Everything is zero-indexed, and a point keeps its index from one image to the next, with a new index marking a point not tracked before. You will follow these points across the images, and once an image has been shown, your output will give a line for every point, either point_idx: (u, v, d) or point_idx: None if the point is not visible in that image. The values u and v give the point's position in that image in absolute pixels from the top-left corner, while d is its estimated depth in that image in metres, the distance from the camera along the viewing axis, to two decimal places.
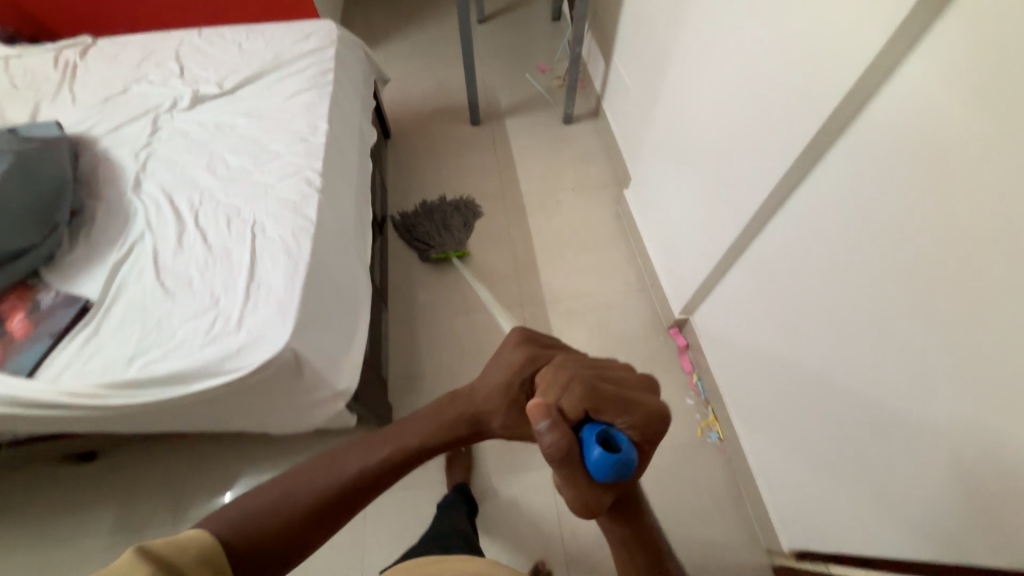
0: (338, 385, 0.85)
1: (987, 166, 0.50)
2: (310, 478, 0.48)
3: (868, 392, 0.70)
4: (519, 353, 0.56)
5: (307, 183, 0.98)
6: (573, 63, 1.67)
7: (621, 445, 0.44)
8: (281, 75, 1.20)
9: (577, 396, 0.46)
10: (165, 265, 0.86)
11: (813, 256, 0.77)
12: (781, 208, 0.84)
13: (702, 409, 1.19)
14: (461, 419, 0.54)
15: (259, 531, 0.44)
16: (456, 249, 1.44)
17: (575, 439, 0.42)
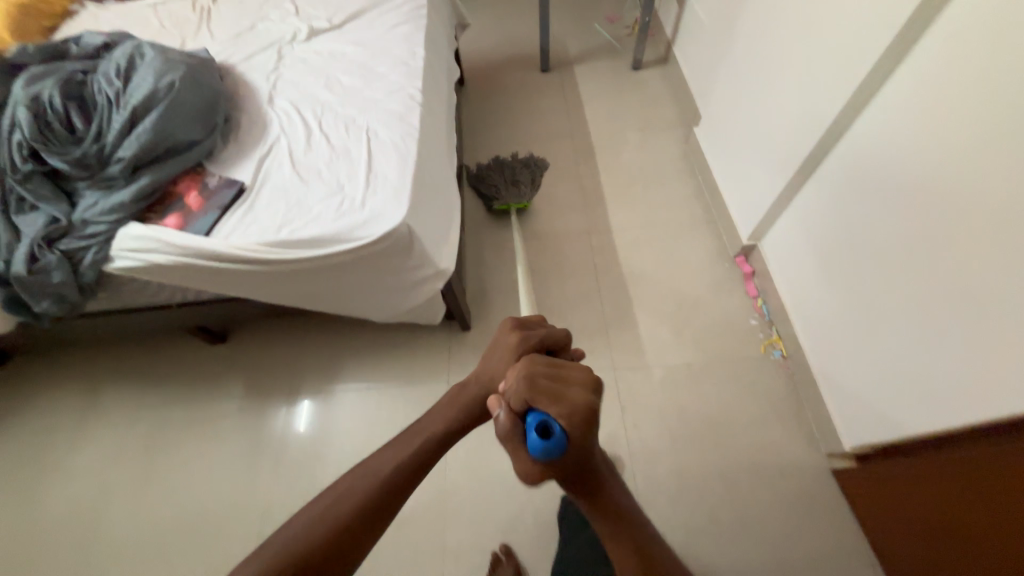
0: (438, 265, 0.98)
1: None
2: (347, 490, 0.48)
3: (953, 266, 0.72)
4: (513, 336, 0.61)
5: (410, 98, 1.10)
6: (647, 5, 1.69)
7: (554, 432, 0.43)
8: (381, 11, 1.32)
9: (520, 386, 0.46)
10: (299, 160, 1.01)
11: (900, 146, 0.80)
12: (867, 107, 0.86)
13: (766, 329, 1.23)
14: (476, 402, 0.58)
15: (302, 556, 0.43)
16: (517, 203, 1.45)
17: (518, 428, 0.45)
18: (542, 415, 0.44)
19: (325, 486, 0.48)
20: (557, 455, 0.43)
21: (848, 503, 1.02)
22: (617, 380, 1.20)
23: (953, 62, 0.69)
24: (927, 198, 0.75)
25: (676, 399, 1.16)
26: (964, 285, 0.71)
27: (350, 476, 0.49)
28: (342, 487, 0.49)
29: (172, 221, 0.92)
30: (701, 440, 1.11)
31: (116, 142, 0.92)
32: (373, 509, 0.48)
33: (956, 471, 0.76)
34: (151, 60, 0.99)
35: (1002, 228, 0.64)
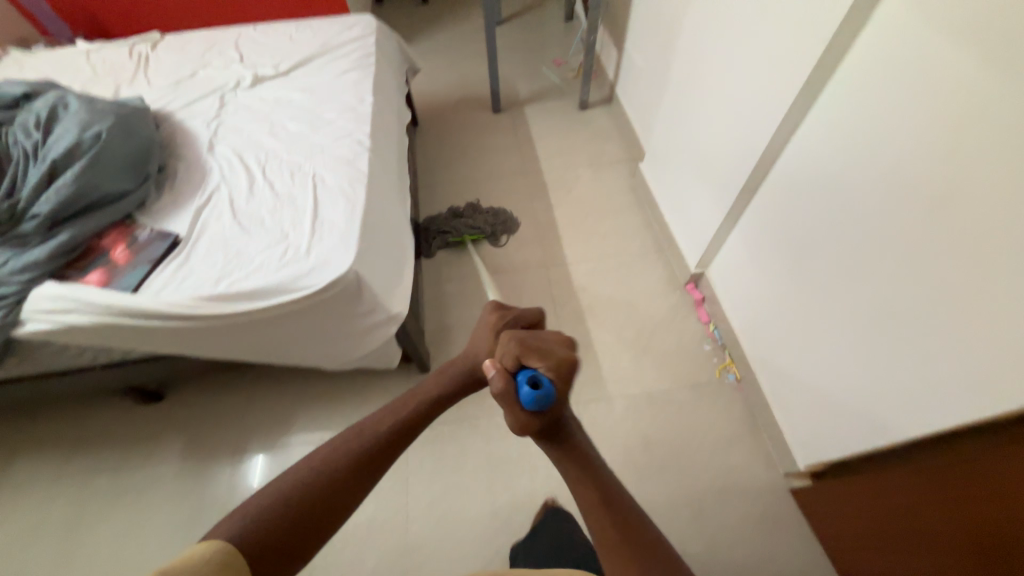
0: (390, 310, 0.96)
1: (954, 62, 0.60)
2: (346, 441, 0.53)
3: (873, 291, 0.78)
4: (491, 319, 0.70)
5: (358, 143, 1.10)
6: (588, 50, 1.79)
7: (544, 383, 0.55)
8: (329, 58, 1.34)
9: (511, 349, 0.58)
10: (240, 208, 0.98)
11: (817, 180, 0.86)
12: (785, 146, 0.94)
13: (719, 354, 1.26)
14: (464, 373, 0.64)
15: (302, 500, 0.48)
16: (471, 233, 1.51)
17: (510, 382, 0.55)
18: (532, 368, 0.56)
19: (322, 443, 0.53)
20: (545, 401, 0.53)
21: (807, 520, 1.04)
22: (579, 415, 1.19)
23: (850, 105, 0.76)
24: (847, 229, 0.81)
25: (639, 429, 1.16)
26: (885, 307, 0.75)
27: (345, 433, 0.54)
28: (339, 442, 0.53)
29: (94, 278, 0.86)
30: (666, 469, 1.11)
31: (31, 198, 0.86)
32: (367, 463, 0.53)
33: (896, 484, 0.80)
34: (76, 111, 0.94)
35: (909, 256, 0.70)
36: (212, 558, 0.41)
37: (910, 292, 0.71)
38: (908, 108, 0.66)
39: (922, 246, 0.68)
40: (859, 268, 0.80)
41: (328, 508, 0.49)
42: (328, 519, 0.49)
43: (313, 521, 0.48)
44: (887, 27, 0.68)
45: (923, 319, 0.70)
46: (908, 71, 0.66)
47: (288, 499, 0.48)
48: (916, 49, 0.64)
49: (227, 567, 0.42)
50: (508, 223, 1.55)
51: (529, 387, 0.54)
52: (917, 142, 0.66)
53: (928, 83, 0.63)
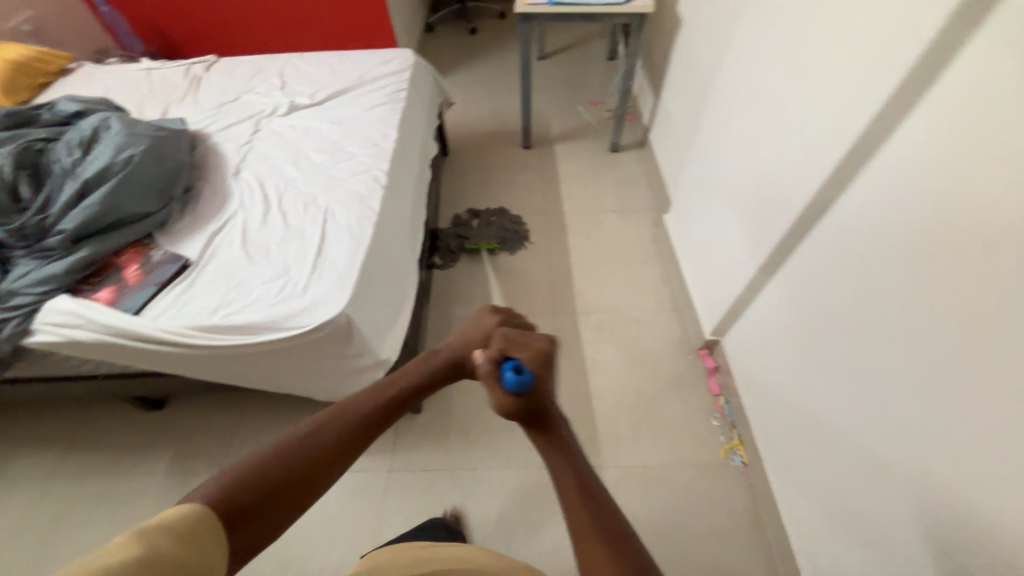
0: (380, 354, 0.95)
1: (1009, 176, 0.54)
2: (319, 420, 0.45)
3: (900, 406, 0.69)
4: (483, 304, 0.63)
5: (374, 180, 1.12)
6: (623, 95, 1.77)
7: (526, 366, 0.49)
8: (362, 91, 1.38)
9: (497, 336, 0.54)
10: (251, 237, 1.00)
11: (847, 268, 0.79)
12: (813, 227, 0.87)
13: (727, 432, 1.17)
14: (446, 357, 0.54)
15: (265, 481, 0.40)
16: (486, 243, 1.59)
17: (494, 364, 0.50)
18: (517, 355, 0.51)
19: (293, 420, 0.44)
20: (528, 386, 0.48)
21: None
22: None
23: (891, 195, 0.70)
24: (877, 329, 0.73)
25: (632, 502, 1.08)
26: (914, 425, 0.67)
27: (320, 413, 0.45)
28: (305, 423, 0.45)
29: (104, 295, 0.90)
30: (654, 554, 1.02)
31: (61, 214, 0.92)
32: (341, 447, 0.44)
33: None
34: (115, 133, 1.01)
35: (946, 376, 0.62)
36: (187, 518, 0.35)
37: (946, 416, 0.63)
38: (958, 213, 0.60)
39: (964, 369, 0.60)
40: (886, 375, 0.72)
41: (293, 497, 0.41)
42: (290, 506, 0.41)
43: (278, 502, 0.40)
44: (939, 122, 0.62)
45: (957, 450, 0.61)
46: (959, 175, 0.60)
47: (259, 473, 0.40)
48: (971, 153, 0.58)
49: (204, 524, 0.36)
50: (522, 236, 1.63)
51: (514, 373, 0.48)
52: (966, 254, 0.59)
53: (981, 191, 0.57)
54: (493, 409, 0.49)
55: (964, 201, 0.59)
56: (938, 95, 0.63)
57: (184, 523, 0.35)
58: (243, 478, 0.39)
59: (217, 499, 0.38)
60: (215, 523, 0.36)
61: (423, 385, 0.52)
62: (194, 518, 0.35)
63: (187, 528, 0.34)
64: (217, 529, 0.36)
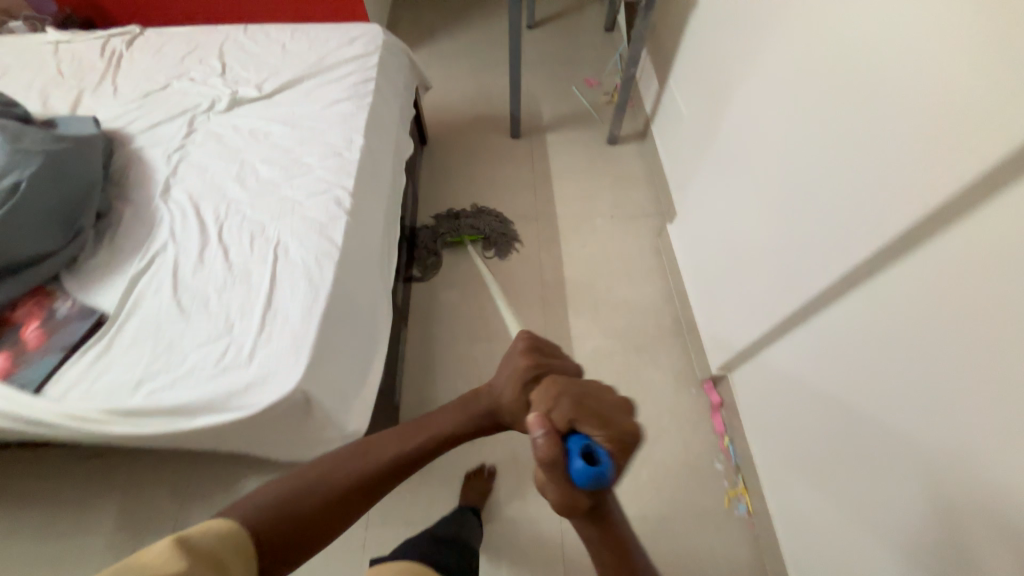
0: (346, 427, 0.80)
1: None
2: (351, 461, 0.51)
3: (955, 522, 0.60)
4: (525, 359, 0.56)
5: (335, 202, 0.93)
6: (625, 82, 1.56)
7: (601, 459, 0.42)
8: (321, 81, 1.16)
9: (565, 407, 0.46)
10: (184, 281, 0.82)
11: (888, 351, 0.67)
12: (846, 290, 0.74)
13: (731, 476, 1.09)
14: (482, 413, 0.58)
15: (304, 510, 0.47)
16: (469, 234, 1.46)
17: (560, 448, 0.42)
18: (588, 438, 0.44)
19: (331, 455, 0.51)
20: (602, 482, 0.41)
21: None
22: (563, 532, 1.07)
23: (964, 281, 0.56)
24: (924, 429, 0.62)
25: None
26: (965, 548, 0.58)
27: (357, 450, 0.52)
28: (336, 457, 0.52)
29: None
30: None
31: None
32: (368, 486, 0.51)
33: None
34: None
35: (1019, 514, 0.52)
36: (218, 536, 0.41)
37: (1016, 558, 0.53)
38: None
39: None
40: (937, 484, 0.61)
41: (327, 525, 0.48)
42: (324, 533, 0.48)
43: (314, 529, 0.47)
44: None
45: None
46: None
47: (302, 500, 0.47)
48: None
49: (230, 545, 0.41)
50: (507, 224, 1.50)
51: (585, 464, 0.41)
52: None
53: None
54: (554, 496, 0.43)
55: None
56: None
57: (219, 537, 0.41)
58: (288, 502, 0.46)
59: (248, 520, 0.44)
60: (237, 544, 0.41)
61: (457, 437, 0.58)
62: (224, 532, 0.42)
63: (215, 546, 0.40)
64: (243, 548, 0.42)
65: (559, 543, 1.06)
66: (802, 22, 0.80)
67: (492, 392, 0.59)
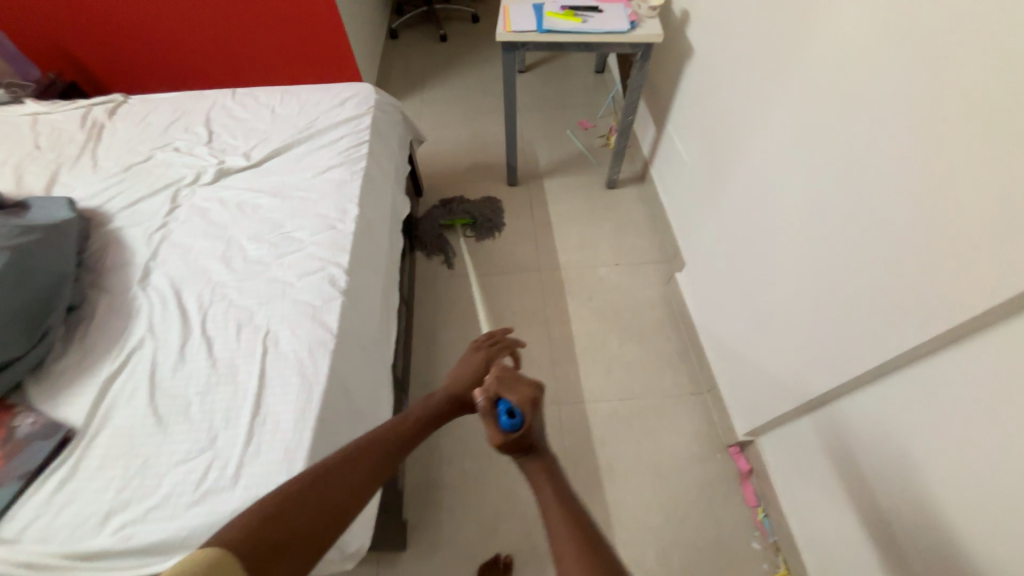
0: (346, 547, 0.70)
1: None
2: (342, 458, 0.55)
3: None
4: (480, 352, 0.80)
5: (330, 282, 0.87)
6: (622, 129, 1.54)
7: (514, 413, 0.56)
8: (313, 147, 1.11)
9: (492, 378, 0.61)
10: (162, 383, 0.74)
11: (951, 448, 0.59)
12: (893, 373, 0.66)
13: (770, 557, 1.00)
14: (447, 401, 0.69)
15: (301, 512, 0.48)
16: (461, 218, 1.58)
17: (487, 409, 0.58)
18: (508, 399, 0.58)
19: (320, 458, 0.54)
20: (515, 428, 0.56)
21: None
22: None
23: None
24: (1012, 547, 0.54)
25: None
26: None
27: (344, 449, 0.56)
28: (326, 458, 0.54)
29: None
30: None
31: None
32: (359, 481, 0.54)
33: None
34: None
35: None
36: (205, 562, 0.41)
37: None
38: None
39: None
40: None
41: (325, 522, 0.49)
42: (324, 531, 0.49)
43: (312, 532, 0.48)
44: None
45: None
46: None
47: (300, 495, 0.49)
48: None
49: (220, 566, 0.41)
50: (497, 208, 1.62)
51: (504, 416, 0.56)
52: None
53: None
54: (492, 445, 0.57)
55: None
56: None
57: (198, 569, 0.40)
58: (285, 501, 0.48)
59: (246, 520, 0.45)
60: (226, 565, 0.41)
61: (430, 426, 0.65)
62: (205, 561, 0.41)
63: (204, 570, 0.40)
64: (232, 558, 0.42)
65: None
66: (816, 84, 0.76)
67: (453, 385, 0.72)
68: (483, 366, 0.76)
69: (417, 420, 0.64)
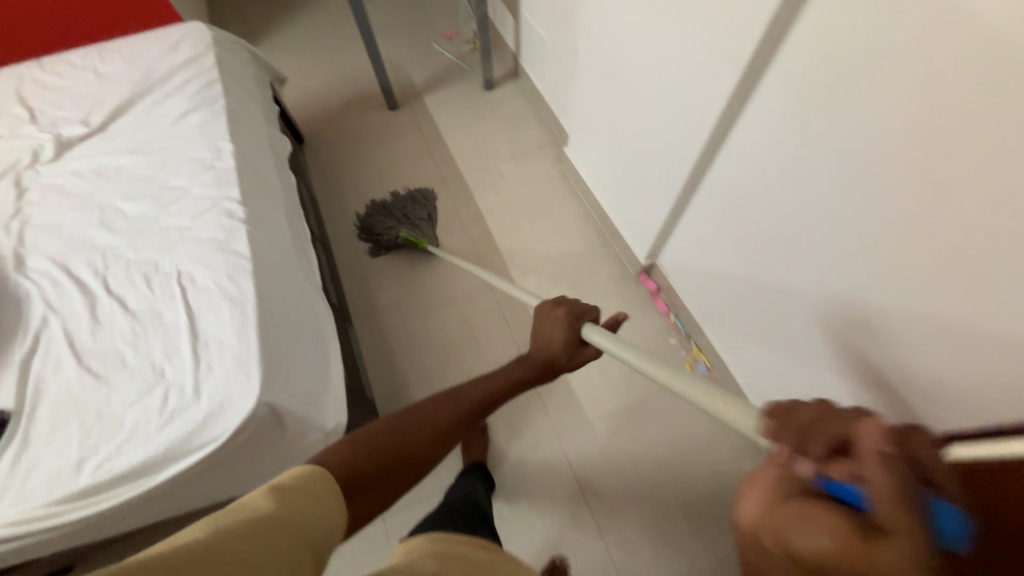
0: (326, 425, 0.80)
1: None
2: (431, 411, 0.57)
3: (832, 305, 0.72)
4: (561, 310, 0.71)
5: (227, 216, 0.87)
6: (480, 23, 1.55)
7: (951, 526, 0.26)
8: (159, 97, 1.03)
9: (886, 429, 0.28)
10: (85, 347, 0.74)
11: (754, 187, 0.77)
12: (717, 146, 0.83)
13: (685, 344, 1.24)
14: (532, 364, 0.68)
15: (379, 451, 0.51)
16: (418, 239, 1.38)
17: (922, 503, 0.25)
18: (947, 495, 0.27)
19: (406, 411, 0.56)
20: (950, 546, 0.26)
21: None
22: (564, 448, 1.16)
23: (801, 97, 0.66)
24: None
25: (623, 447, 1.16)
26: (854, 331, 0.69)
27: (432, 402, 0.58)
28: (405, 413, 0.56)
29: None
30: (660, 481, 1.12)
31: None
32: (443, 431, 0.57)
33: None
34: None
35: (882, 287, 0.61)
36: (300, 480, 0.44)
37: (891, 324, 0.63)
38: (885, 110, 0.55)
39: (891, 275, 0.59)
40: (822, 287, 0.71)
41: (404, 462, 0.52)
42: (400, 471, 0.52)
43: (390, 467, 0.51)
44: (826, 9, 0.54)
45: (915, 356, 0.63)
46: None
47: (382, 442, 0.52)
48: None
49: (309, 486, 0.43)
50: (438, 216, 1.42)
51: (941, 525, 0.26)
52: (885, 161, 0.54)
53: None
54: None
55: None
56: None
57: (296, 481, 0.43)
58: (365, 447, 0.51)
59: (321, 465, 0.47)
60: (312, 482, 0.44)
61: (516, 386, 0.65)
62: (303, 476, 0.44)
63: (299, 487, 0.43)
64: (324, 481, 0.45)
65: (564, 460, 1.15)
66: None
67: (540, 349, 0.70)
68: (572, 329, 0.70)
69: (505, 381, 0.65)
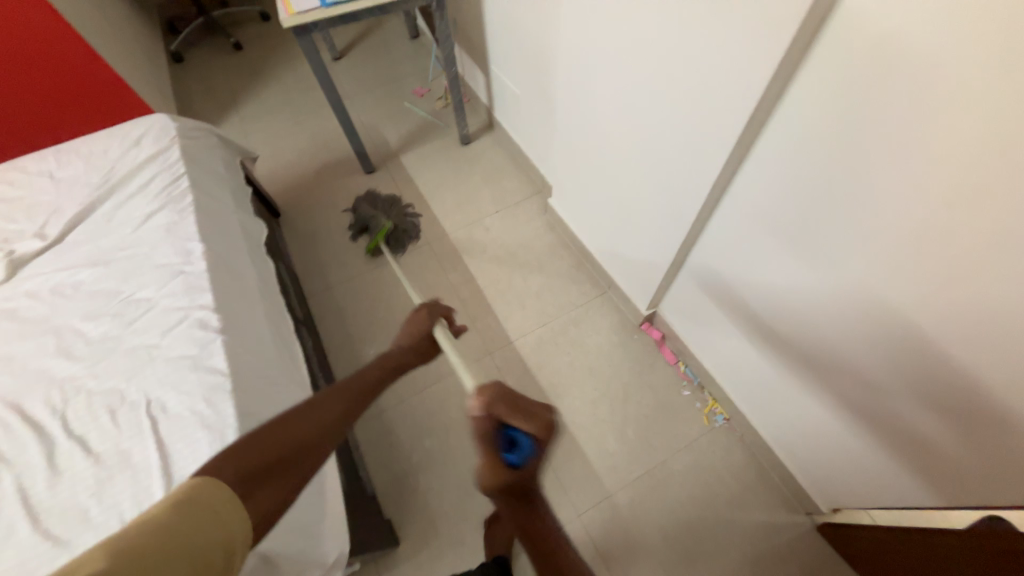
0: (328, 558, 0.71)
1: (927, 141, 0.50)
2: (316, 407, 0.52)
3: (885, 359, 0.68)
4: (430, 306, 0.73)
5: (201, 326, 0.80)
6: (453, 83, 1.55)
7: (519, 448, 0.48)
8: (121, 198, 0.98)
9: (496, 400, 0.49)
10: (42, 504, 0.65)
11: None
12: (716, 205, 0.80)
13: (700, 395, 1.19)
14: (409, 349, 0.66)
15: (255, 457, 0.47)
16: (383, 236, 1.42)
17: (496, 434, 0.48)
18: (517, 427, 0.48)
19: (285, 413, 0.50)
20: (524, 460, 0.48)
21: (838, 554, 1.00)
22: (586, 526, 1.07)
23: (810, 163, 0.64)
24: (828, 300, 0.71)
25: (651, 517, 1.07)
26: (922, 391, 0.66)
27: (313, 398, 0.53)
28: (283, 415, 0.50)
29: None
30: (696, 553, 1.03)
31: None
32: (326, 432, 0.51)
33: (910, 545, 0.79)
34: None
35: (949, 348, 0.59)
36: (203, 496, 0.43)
37: (960, 382, 0.60)
38: (910, 177, 0.53)
39: (956, 334, 0.58)
40: (868, 343, 0.69)
41: (271, 470, 0.47)
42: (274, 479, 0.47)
43: (266, 470, 0.47)
44: (856, 81, 0.54)
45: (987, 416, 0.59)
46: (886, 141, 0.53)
47: (258, 447, 0.47)
48: (887, 115, 0.52)
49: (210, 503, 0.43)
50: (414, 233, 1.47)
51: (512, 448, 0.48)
52: (943, 227, 0.53)
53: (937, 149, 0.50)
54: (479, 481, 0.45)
55: (912, 164, 0.53)
56: (826, 51, 0.55)
57: (186, 495, 0.42)
58: (241, 451, 0.46)
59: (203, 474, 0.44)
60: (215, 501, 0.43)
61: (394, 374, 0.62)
62: (198, 487, 0.43)
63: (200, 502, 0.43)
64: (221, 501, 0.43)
65: (587, 540, 1.05)
66: None
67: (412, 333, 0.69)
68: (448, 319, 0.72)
69: (383, 367, 0.61)
